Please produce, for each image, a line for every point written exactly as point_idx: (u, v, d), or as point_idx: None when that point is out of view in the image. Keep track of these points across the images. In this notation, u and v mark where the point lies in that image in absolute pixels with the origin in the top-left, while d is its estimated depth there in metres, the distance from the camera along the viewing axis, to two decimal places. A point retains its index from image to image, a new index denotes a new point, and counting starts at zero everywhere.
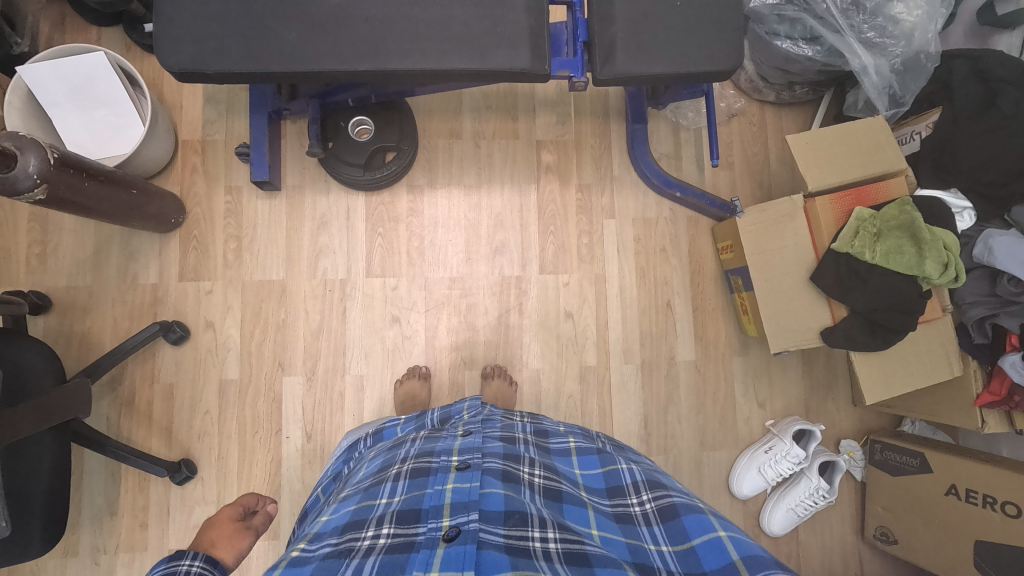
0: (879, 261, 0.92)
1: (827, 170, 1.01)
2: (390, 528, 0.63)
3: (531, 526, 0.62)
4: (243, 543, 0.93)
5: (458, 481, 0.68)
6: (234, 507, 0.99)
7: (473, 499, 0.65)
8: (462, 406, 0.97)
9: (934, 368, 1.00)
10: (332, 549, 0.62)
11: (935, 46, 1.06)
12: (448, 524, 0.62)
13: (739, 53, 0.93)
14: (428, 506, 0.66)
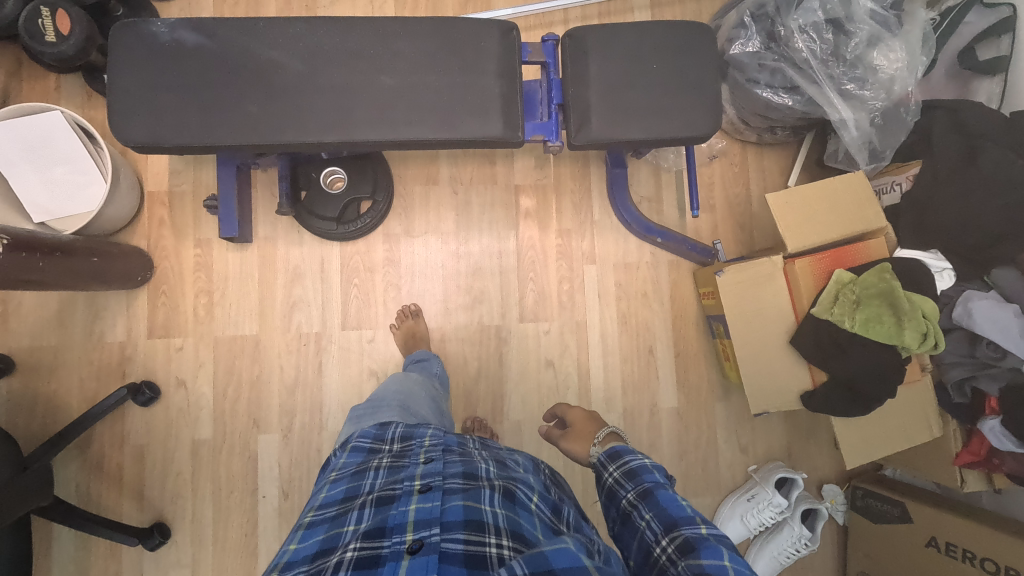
0: (859, 329, 0.91)
1: (807, 230, 1.00)
2: (358, 546, 0.62)
3: (488, 531, 0.62)
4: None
5: (422, 501, 0.67)
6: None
7: (435, 515, 0.64)
8: (426, 429, 0.87)
9: (914, 430, 1.00)
10: None
11: (913, 100, 1.07)
12: (411, 538, 0.61)
13: (716, 118, 0.91)
14: (393, 523, 0.64)
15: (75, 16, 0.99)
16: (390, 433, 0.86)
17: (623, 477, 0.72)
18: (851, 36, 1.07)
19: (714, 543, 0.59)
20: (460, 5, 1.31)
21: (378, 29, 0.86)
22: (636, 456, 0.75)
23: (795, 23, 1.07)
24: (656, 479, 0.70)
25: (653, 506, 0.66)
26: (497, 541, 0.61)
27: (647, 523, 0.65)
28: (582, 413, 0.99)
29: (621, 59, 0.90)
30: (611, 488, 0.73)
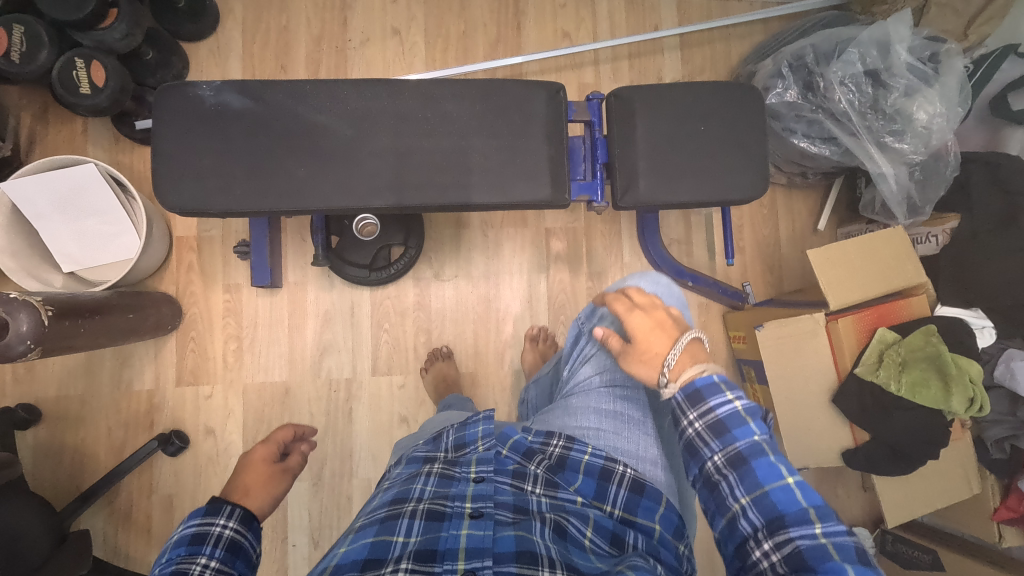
0: (905, 392, 0.92)
1: (850, 287, 1.00)
2: (408, 564, 0.54)
3: (543, 566, 0.54)
4: (277, 488, 0.78)
5: (473, 525, 0.59)
6: (264, 446, 0.84)
7: (488, 545, 0.57)
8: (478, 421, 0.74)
9: (955, 486, 1.00)
10: None
11: (953, 155, 1.08)
12: (462, 570, 0.54)
13: (764, 179, 0.91)
14: (444, 546, 0.56)
15: (110, 68, 0.98)
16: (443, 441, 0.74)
17: (709, 432, 0.58)
18: (891, 89, 1.08)
19: (828, 550, 0.48)
20: (490, 46, 1.30)
21: (426, 91, 0.85)
22: (722, 399, 0.59)
23: (833, 73, 1.08)
24: (751, 439, 0.56)
25: (748, 491, 0.53)
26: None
27: (739, 511, 0.54)
28: (644, 315, 0.66)
29: (669, 120, 0.90)
30: (690, 442, 0.59)
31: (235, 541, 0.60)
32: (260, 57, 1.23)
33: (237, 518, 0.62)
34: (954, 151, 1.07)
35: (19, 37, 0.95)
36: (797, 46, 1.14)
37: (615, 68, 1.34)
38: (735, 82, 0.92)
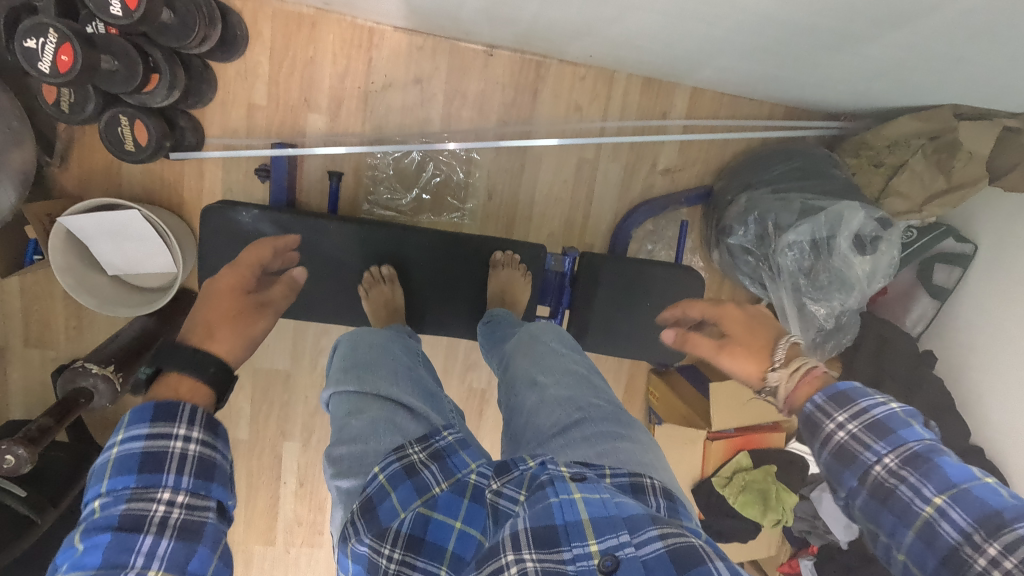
0: (737, 505, 1.28)
1: (732, 416, 1.31)
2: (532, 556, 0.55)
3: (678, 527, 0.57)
4: (258, 325, 0.86)
5: (585, 491, 0.60)
6: (240, 273, 0.90)
7: (614, 513, 0.58)
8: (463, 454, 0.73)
9: (758, 550, 1.43)
10: None
11: (850, 333, 1.32)
12: (598, 550, 0.55)
13: (685, 347, 1.15)
14: (564, 522, 0.57)
15: (151, 130, 1.09)
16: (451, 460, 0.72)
17: (865, 435, 0.69)
18: (828, 266, 1.24)
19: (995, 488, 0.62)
20: (505, 107, 1.36)
21: (426, 244, 1.07)
22: (873, 400, 0.71)
23: (787, 243, 1.25)
24: (919, 439, 0.67)
25: (939, 487, 0.63)
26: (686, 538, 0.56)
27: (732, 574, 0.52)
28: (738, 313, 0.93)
29: (623, 293, 1.11)
30: (839, 445, 0.70)
31: (202, 458, 0.66)
32: (285, 87, 1.29)
33: (197, 443, 0.67)
34: (851, 333, 1.31)
35: (67, 91, 1.02)
36: (768, 204, 1.28)
37: (617, 148, 1.43)
38: (677, 265, 1.11)
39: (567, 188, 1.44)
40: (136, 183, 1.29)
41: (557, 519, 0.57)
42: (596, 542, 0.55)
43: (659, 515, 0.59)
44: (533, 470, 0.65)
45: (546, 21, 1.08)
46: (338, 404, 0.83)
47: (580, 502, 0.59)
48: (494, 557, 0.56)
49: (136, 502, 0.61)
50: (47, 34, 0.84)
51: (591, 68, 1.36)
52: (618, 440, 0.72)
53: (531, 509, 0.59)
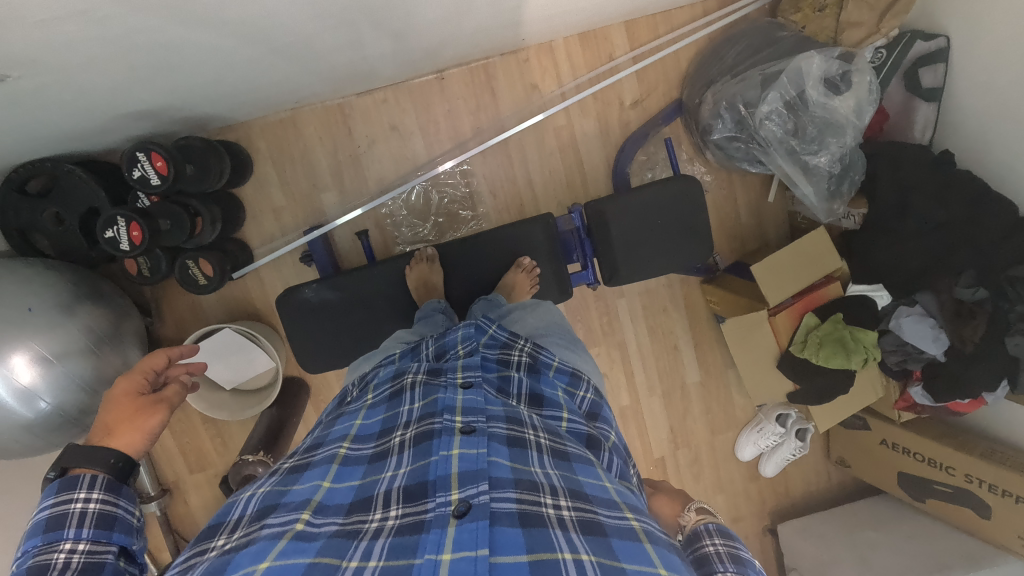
0: (823, 363, 1.34)
1: (784, 287, 1.38)
2: (398, 511, 0.47)
3: (543, 494, 0.47)
4: (152, 420, 0.79)
5: (465, 445, 0.51)
6: (130, 378, 0.82)
7: (482, 468, 0.48)
8: (456, 333, 0.78)
9: (865, 394, 1.49)
10: (338, 530, 0.46)
11: (860, 170, 1.37)
12: (457, 498, 0.45)
13: (709, 244, 1.24)
14: (435, 477, 0.48)
15: (213, 261, 1.30)
16: (424, 352, 0.76)
17: (726, 556, 0.71)
18: (809, 121, 1.31)
19: None
20: (473, 115, 1.51)
21: (455, 252, 1.21)
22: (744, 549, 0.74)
23: (762, 117, 1.32)
24: None
25: None
26: (554, 505, 0.46)
27: (573, 548, 0.42)
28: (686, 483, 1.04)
29: (634, 220, 1.21)
30: (705, 556, 0.72)
31: (102, 510, 0.69)
32: (294, 182, 1.49)
33: (103, 487, 0.70)
34: (861, 169, 1.36)
35: (144, 261, 1.26)
36: (732, 90, 1.36)
37: (582, 104, 1.55)
38: (662, 181, 1.20)
39: (555, 158, 1.57)
40: (217, 310, 1.53)
41: (430, 474, 0.49)
42: (457, 491, 0.45)
43: (528, 482, 0.48)
44: (440, 408, 0.59)
45: (472, 33, 1.22)
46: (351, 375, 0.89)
47: (456, 452, 0.49)
48: (369, 494, 0.51)
49: (57, 504, 0.67)
50: (118, 223, 1.07)
51: (529, 48, 1.49)
52: (565, 348, 0.82)
53: (414, 456, 0.53)
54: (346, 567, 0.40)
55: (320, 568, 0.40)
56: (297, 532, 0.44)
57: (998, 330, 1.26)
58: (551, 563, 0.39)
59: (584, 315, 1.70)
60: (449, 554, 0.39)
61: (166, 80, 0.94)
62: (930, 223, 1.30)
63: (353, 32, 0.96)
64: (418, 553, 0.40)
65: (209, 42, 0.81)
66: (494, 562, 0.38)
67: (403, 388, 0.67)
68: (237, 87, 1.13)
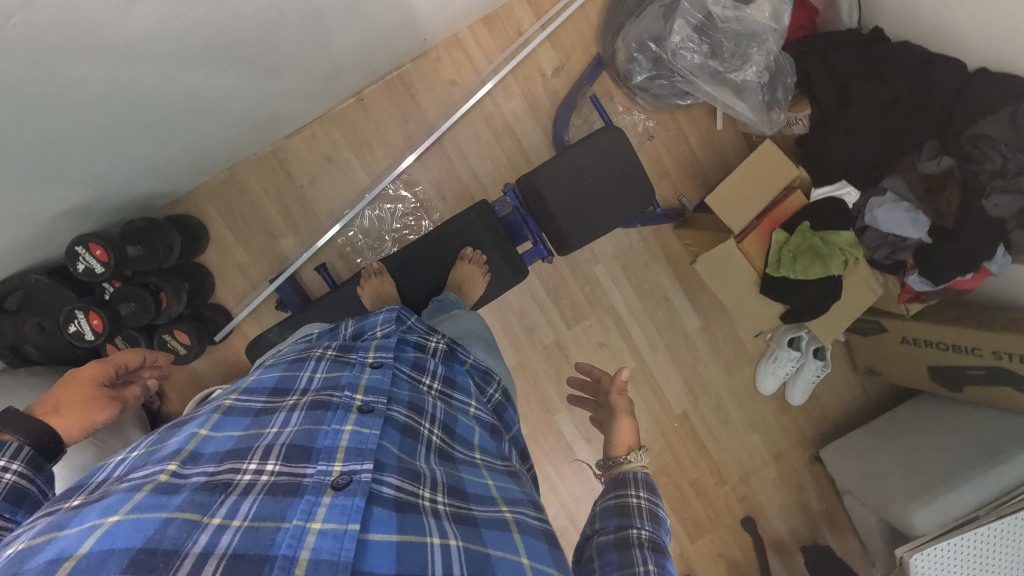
0: (802, 276, 1.30)
1: (745, 211, 1.35)
2: (274, 467, 0.47)
3: (423, 485, 0.51)
4: (99, 414, 0.84)
5: (360, 422, 0.53)
6: (103, 368, 0.90)
7: (370, 447, 0.50)
8: (375, 315, 0.78)
9: (863, 296, 1.43)
10: (204, 482, 0.45)
11: (790, 74, 1.33)
12: (340, 470, 0.47)
13: (649, 187, 1.22)
14: (321, 446, 0.50)
15: (187, 330, 1.34)
16: (342, 333, 0.77)
17: (646, 513, 0.78)
18: (722, 38, 1.29)
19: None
20: (402, 126, 1.52)
21: (403, 261, 1.22)
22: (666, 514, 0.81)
23: (674, 48, 1.30)
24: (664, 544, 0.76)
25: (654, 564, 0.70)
26: (431, 496, 0.51)
27: (442, 534, 0.46)
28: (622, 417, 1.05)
29: (566, 184, 1.19)
30: (628, 506, 0.79)
31: (16, 484, 0.65)
32: (250, 234, 1.52)
33: (22, 462, 0.67)
34: (791, 73, 1.33)
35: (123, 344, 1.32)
36: (640, 27, 1.32)
37: (504, 85, 1.54)
38: (579, 142, 1.18)
39: (493, 145, 1.56)
40: (213, 375, 1.58)
41: (317, 442, 0.50)
42: (341, 463, 0.47)
43: (410, 470, 0.52)
44: (344, 383, 0.61)
45: (367, 47, 1.23)
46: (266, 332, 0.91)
47: (348, 429, 0.51)
48: (247, 446, 0.51)
49: None
50: (77, 316, 1.13)
51: (437, 47, 1.50)
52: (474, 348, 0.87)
53: (305, 421, 0.53)
54: (206, 523, 0.41)
55: (178, 520, 0.40)
56: (160, 482, 0.43)
57: (972, 198, 1.19)
58: (419, 545, 0.43)
59: (565, 290, 1.68)
60: (318, 525, 0.40)
61: (82, 166, 0.97)
62: (875, 105, 1.25)
63: (238, 76, 0.98)
64: (287, 514, 0.42)
65: (88, 123, 0.83)
66: (362, 540, 0.41)
67: (309, 357, 0.68)
68: (157, 161, 1.16)
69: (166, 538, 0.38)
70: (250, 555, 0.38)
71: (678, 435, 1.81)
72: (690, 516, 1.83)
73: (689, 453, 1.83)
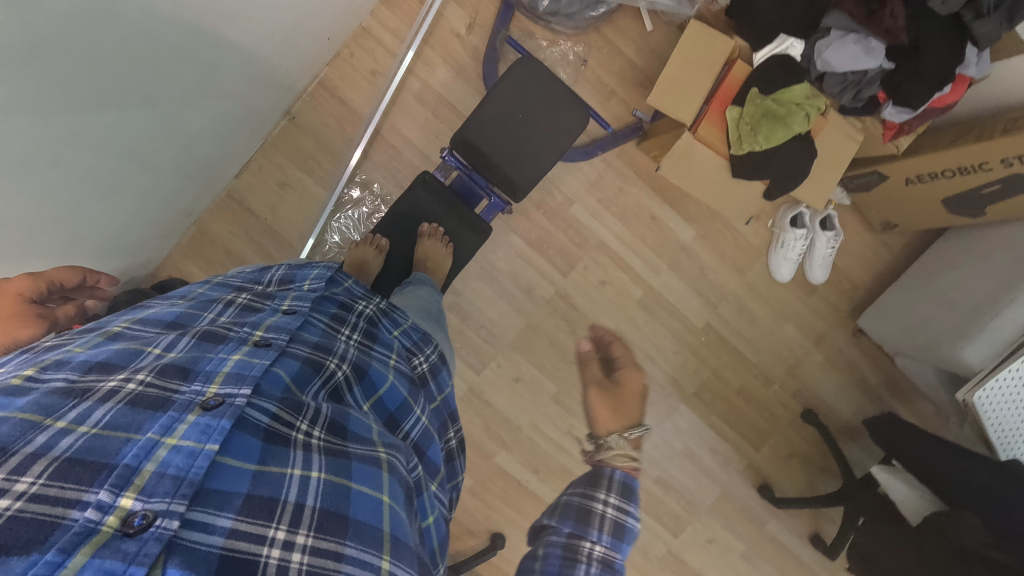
0: (768, 145, 1.25)
1: (693, 99, 1.29)
2: (145, 379, 0.54)
3: (300, 419, 0.60)
4: (25, 333, 0.90)
5: (251, 354, 0.63)
6: (66, 270, 1.00)
7: (251, 376, 0.59)
8: (307, 271, 0.91)
9: (845, 147, 1.35)
10: (64, 387, 0.51)
11: None
12: (213, 392, 0.55)
13: (581, 105, 1.19)
14: (202, 368, 0.58)
15: None
16: (268, 276, 0.90)
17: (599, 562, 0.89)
18: None
19: None
20: (338, 128, 1.53)
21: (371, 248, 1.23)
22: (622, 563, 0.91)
23: None
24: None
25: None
26: (308, 432, 0.60)
27: (305, 466, 0.55)
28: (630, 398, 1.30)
29: (497, 128, 1.17)
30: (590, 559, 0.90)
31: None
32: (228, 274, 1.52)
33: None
34: None
35: None
36: None
37: (424, 59, 1.53)
38: (496, 83, 1.15)
39: (432, 120, 1.55)
40: None
41: (200, 365, 0.58)
42: (216, 386, 0.56)
43: (292, 404, 0.61)
44: (249, 322, 0.71)
45: (274, 57, 1.24)
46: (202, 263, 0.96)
47: (234, 360, 0.60)
48: (119, 362, 0.57)
49: None
50: None
51: (348, 44, 1.51)
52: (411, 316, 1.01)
53: (190, 349, 0.61)
54: (47, 426, 0.45)
55: (17, 419, 0.44)
56: (9, 387, 0.48)
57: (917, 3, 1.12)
58: (278, 476, 0.53)
59: (550, 240, 1.64)
60: (173, 441, 0.48)
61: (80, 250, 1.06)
62: None
63: (159, 115, 1.00)
64: (143, 425, 0.49)
65: (46, 186, 0.84)
66: (218, 461, 0.51)
67: (219, 300, 0.76)
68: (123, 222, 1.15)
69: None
70: (87, 462, 0.44)
71: (711, 348, 1.74)
72: (747, 425, 1.77)
73: (727, 363, 1.75)
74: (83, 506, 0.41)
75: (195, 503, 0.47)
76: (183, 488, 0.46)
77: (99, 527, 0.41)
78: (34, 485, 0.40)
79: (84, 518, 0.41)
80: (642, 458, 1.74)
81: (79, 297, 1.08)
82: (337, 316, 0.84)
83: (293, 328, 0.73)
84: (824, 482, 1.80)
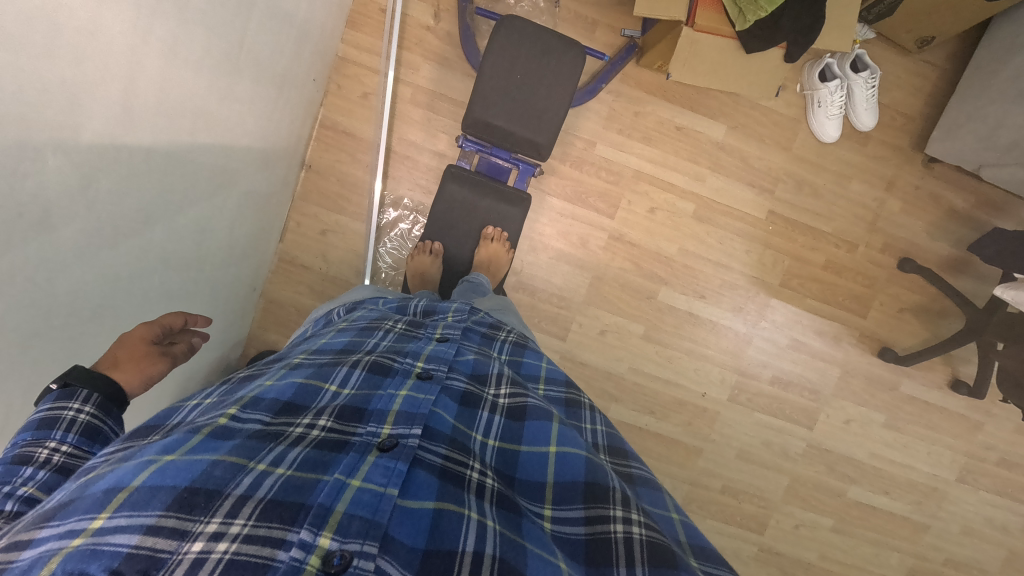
0: (770, 6, 1.22)
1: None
2: (327, 421, 0.60)
3: (469, 458, 0.61)
4: (156, 368, 0.78)
5: (415, 389, 0.67)
6: (149, 325, 0.81)
7: (420, 413, 0.62)
8: (448, 305, 0.97)
9: None
10: (258, 429, 0.56)
11: None
12: (387, 433, 0.59)
13: (574, 42, 1.17)
14: (375, 407, 0.63)
15: None
16: (413, 307, 0.97)
17: None
18: None
19: None
20: (353, 159, 1.56)
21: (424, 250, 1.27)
22: None
23: None
24: None
25: None
26: (479, 471, 0.60)
27: (481, 513, 0.53)
28: None
29: (500, 95, 1.16)
30: None
31: (91, 422, 0.66)
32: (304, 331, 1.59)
33: (95, 404, 0.67)
34: None
35: None
36: None
37: (406, 63, 1.55)
38: (483, 55, 1.15)
39: (436, 117, 1.56)
40: None
41: (372, 404, 0.64)
42: (389, 427, 0.60)
43: (459, 442, 0.62)
44: (409, 351, 0.77)
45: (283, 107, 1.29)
46: (314, 313, 1.05)
47: (402, 396, 0.65)
48: (304, 400, 0.63)
49: (49, 408, 0.64)
50: None
51: (333, 77, 1.53)
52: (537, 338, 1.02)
53: (361, 384, 0.67)
54: (250, 468, 0.50)
55: (225, 462, 0.49)
56: (215, 428, 0.54)
57: None
58: (455, 517, 0.51)
59: (586, 188, 1.63)
60: (357, 484, 0.51)
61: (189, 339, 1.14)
62: None
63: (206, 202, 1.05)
64: (328, 469, 0.52)
65: (146, 289, 0.92)
66: (405, 502, 0.51)
67: (379, 327, 0.84)
68: None
69: (213, 478, 0.47)
70: (287, 502, 0.47)
71: (783, 234, 1.68)
72: (846, 296, 1.70)
73: (804, 243, 1.68)
74: (288, 547, 0.44)
75: (385, 551, 0.46)
76: (373, 531, 0.47)
77: (303, 566, 0.43)
78: (245, 527, 0.44)
79: (290, 558, 0.44)
80: (752, 364, 1.70)
81: (186, 339, 0.89)
82: (485, 345, 0.87)
83: (450, 357, 0.77)
84: (944, 324, 1.71)
